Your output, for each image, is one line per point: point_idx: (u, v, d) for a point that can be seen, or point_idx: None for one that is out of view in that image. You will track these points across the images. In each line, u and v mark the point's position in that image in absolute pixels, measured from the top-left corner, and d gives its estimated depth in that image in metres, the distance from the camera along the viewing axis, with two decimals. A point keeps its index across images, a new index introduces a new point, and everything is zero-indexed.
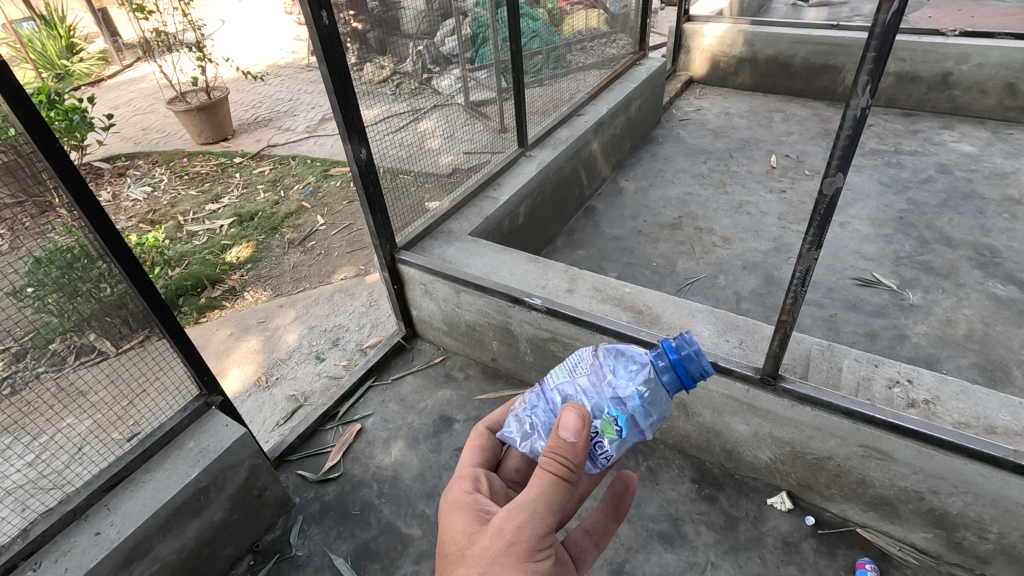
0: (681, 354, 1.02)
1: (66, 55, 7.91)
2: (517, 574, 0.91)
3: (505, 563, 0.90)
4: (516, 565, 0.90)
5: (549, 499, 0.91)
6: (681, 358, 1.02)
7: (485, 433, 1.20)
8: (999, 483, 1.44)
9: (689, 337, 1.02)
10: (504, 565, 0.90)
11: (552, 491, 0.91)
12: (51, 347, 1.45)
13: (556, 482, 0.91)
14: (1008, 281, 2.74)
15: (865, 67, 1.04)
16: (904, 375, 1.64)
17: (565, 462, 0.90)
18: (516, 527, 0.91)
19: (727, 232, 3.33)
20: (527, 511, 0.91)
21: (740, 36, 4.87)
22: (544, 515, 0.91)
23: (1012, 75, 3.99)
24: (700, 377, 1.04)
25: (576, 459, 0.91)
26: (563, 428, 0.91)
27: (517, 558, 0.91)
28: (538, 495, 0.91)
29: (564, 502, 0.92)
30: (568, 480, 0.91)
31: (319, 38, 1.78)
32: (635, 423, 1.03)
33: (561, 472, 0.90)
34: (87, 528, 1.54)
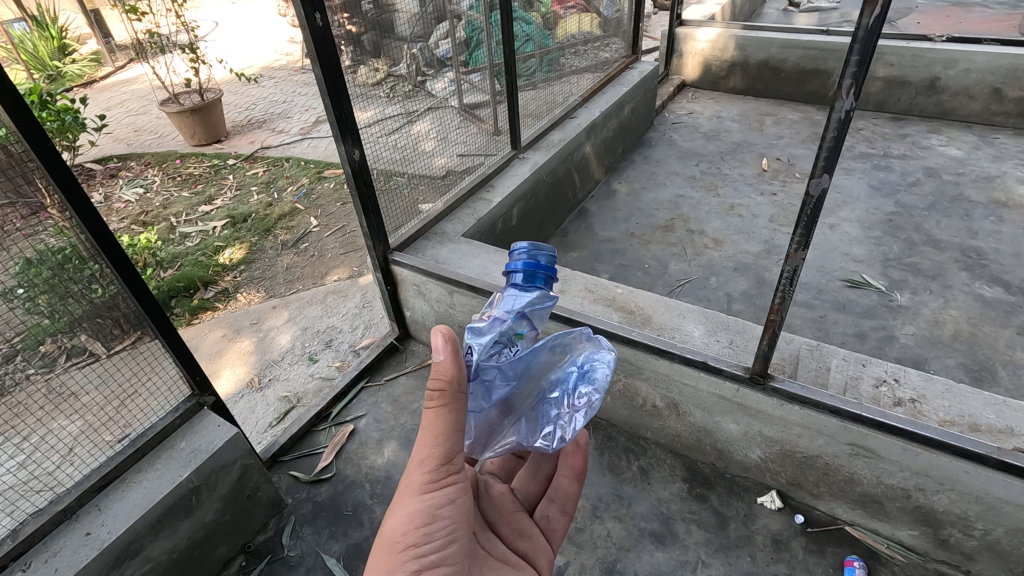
0: (522, 259, 1.11)
1: (58, 55, 7.86)
2: (425, 495, 1.00)
3: (409, 491, 1.00)
4: (418, 491, 1.00)
5: (434, 424, 0.99)
6: (525, 263, 1.10)
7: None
8: (983, 479, 1.46)
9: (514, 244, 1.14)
10: (408, 492, 1.00)
11: (435, 417, 0.98)
12: (40, 348, 1.44)
13: (438, 410, 0.97)
14: (994, 283, 2.78)
15: (849, 69, 1.06)
16: (890, 374, 1.67)
17: (440, 387, 0.96)
18: (420, 457, 1.00)
19: (719, 233, 3.36)
20: (423, 444, 1.00)
21: (732, 40, 4.91)
22: (432, 439, 0.99)
23: (998, 80, 4.05)
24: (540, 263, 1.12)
25: (449, 382, 0.96)
26: (433, 351, 0.96)
27: (419, 486, 1.00)
28: (426, 425, 0.99)
29: (451, 423, 0.99)
30: (446, 401, 0.97)
31: (314, 40, 1.79)
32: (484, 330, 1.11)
33: (437, 396, 0.97)
34: (78, 529, 1.54)
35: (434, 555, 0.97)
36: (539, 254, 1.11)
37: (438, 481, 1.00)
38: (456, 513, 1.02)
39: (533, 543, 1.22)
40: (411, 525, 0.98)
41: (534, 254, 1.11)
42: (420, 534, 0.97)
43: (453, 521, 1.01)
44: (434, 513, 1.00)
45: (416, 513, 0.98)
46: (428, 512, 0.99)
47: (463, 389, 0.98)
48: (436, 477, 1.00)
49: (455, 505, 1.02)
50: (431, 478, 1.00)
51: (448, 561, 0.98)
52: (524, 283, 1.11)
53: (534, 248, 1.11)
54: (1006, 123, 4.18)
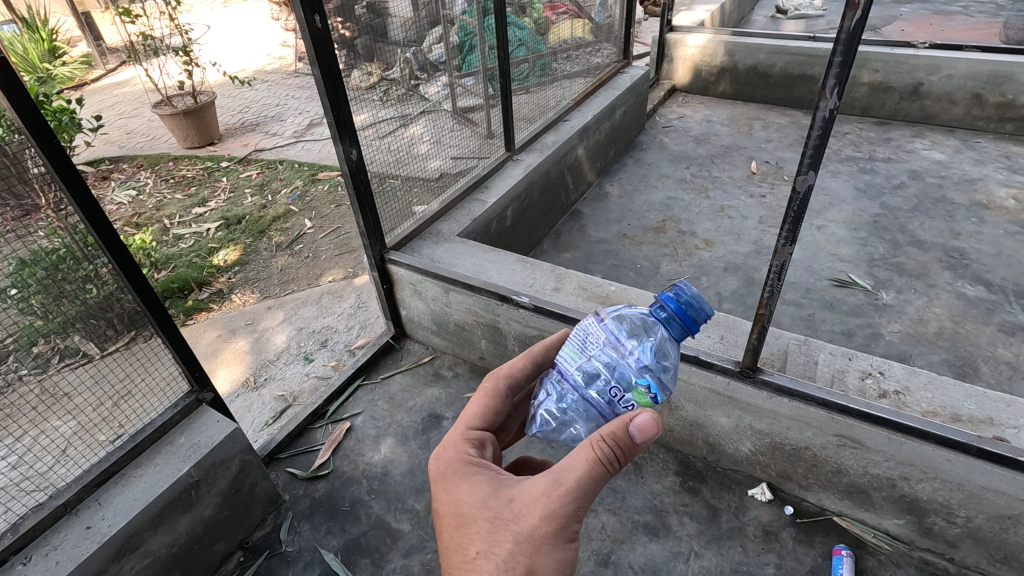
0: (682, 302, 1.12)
1: (48, 59, 7.57)
2: (568, 542, 1.00)
3: (556, 538, 0.99)
4: (567, 540, 1.00)
5: (598, 482, 0.98)
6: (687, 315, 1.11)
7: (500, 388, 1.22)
8: (964, 467, 1.51)
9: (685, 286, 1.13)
10: (561, 542, 0.99)
11: (608, 477, 0.98)
12: (34, 348, 1.49)
13: (614, 472, 0.98)
14: (976, 282, 2.85)
15: (832, 70, 1.11)
16: (876, 367, 1.72)
17: (626, 455, 0.98)
18: (574, 508, 0.98)
19: (709, 235, 3.42)
20: (578, 497, 0.98)
21: (721, 46, 4.99)
22: (590, 495, 0.99)
23: (979, 86, 4.16)
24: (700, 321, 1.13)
25: (634, 454, 0.99)
26: (638, 420, 0.97)
27: (569, 534, 0.99)
28: (589, 481, 0.98)
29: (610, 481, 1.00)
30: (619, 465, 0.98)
31: (312, 41, 1.83)
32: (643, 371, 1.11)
33: (614, 459, 0.97)
34: (78, 523, 1.54)
35: None
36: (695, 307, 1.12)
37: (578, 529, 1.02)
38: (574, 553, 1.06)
39: None
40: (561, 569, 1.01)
41: (692, 304, 1.12)
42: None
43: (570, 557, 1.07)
44: (573, 558, 1.03)
45: (567, 560, 1.00)
46: (570, 560, 1.01)
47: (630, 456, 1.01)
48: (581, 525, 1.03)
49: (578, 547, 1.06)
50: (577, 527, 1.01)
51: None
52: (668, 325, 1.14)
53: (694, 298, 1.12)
54: (988, 127, 4.28)
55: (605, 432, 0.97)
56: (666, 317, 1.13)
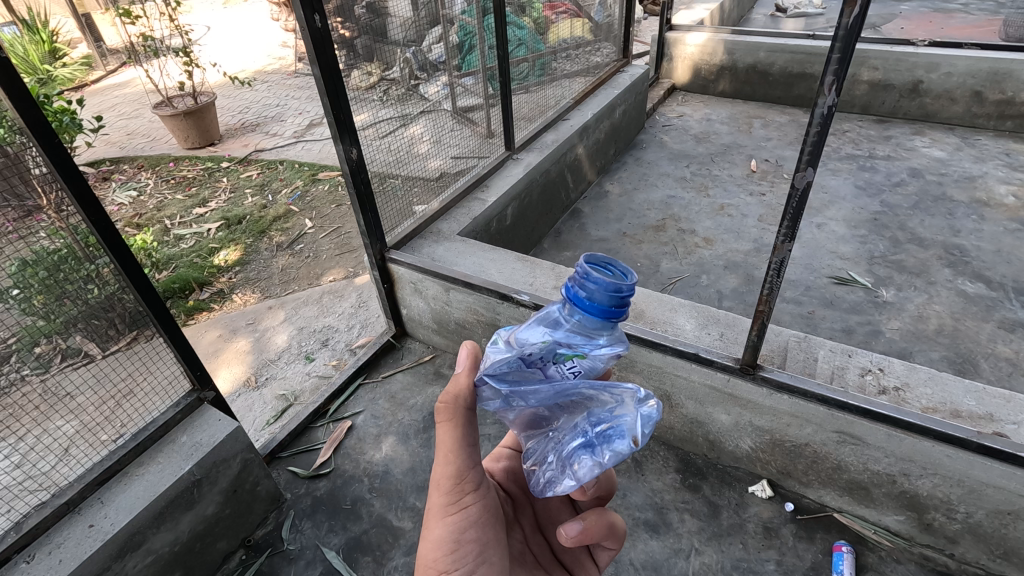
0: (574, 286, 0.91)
1: (48, 59, 7.56)
2: (447, 517, 0.99)
3: (433, 515, 1.00)
4: (439, 514, 0.99)
5: (444, 442, 1.01)
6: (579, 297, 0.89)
7: None
8: (964, 463, 1.52)
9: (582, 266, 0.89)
10: (430, 517, 0.99)
11: (443, 433, 1.01)
12: (35, 350, 1.47)
13: (447, 426, 1.00)
14: (976, 279, 2.85)
15: (831, 67, 1.11)
16: (875, 364, 1.72)
17: (444, 402, 1.00)
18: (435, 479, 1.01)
19: (709, 233, 3.42)
20: (436, 464, 1.02)
21: (721, 45, 4.99)
22: (443, 461, 1.01)
23: (978, 84, 4.16)
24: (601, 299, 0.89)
25: (456, 397, 1.00)
26: (450, 368, 1.04)
27: (440, 507, 0.99)
28: (438, 442, 1.02)
29: (457, 438, 1.00)
30: (448, 416, 1.00)
31: (312, 40, 1.84)
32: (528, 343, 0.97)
33: (441, 412, 1.00)
34: (81, 521, 1.55)
35: None
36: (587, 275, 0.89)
37: (457, 501, 1.00)
38: (480, 533, 1.00)
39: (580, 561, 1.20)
40: (438, 549, 0.97)
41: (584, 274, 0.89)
42: (448, 558, 0.96)
43: (477, 542, 0.99)
44: (458, 536, 0.98)
45: (440, 537, 0.97)
46: (452, 536, 0.98)
47: (471, 404, 1.01)
48: (455, 496, 1.00)
49: (478, 525, 1.00)
50: (450, 498, 0.99)
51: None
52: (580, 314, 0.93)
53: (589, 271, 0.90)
54: (987, 125, 4.29)
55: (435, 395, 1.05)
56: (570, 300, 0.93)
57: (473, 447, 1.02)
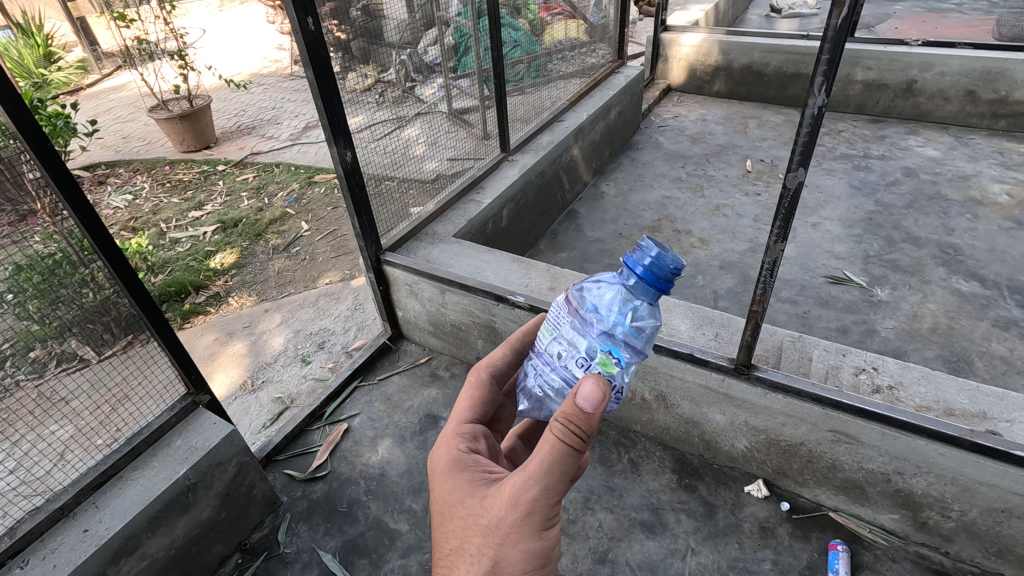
0: (648, 269, 1.05)
1: (44, 63, 7.55)
2: (544, 532, 1.01)
3: (527, 527, 0.99)
4: (537, 531, 1.00)
5: (564, 463, 0.97)
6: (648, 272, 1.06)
7: (486, 378, 1.27)
8: (957, 461, 1.52)
9: (651, 248, 1.05)
10: (529, 532, 0.99)
11: (572, 460, 0.97)
12: (30, 355, 1.46)
13: (577, 452, 0.97)
14: (970, 277, 2.86)
15: (820, 68, 1.12)
16: (869, 363, 1.73)
17: (583, 431, 0.96)
18: (537, 493, 0.98)
19: (705, 233, 3.42)
20: (544, 481, 0.98)
21: (716, 45, 5.00)
22: (558, 481, 0.98)
23: (972, 83, 4.17)
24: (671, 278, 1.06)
25: (593, 429, 0.96)
26: (585, 398, 0.95)
27: (540, 523, 0.99)
28: (555, 462, 0.97)
29: (579, 463, 0.98)
30: (586, 445, 0.97)
31: (306, 43, 1.83)
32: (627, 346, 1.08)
33: (578, 438, 0.96)
34: (76, 526, 1.55)
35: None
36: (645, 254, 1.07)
37: (553, 517, 1.02)
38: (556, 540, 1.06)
39: None
40: (530, 562, 1.01)
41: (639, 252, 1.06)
42: (539, 568, 1.02)
43: (557, 551, 1.06)
44: (548, 552, 1.02)
45: (536, 553, 1.00)
46: (545, 550, 1.01)
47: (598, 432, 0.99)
48: (556, 516, 1.01)
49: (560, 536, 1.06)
50: (550, 515, 1.00)
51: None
52: (637, 288, 1.09)
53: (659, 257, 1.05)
54: (981, 124, 4.30)
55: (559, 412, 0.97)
56: (634, 281, 1.08)
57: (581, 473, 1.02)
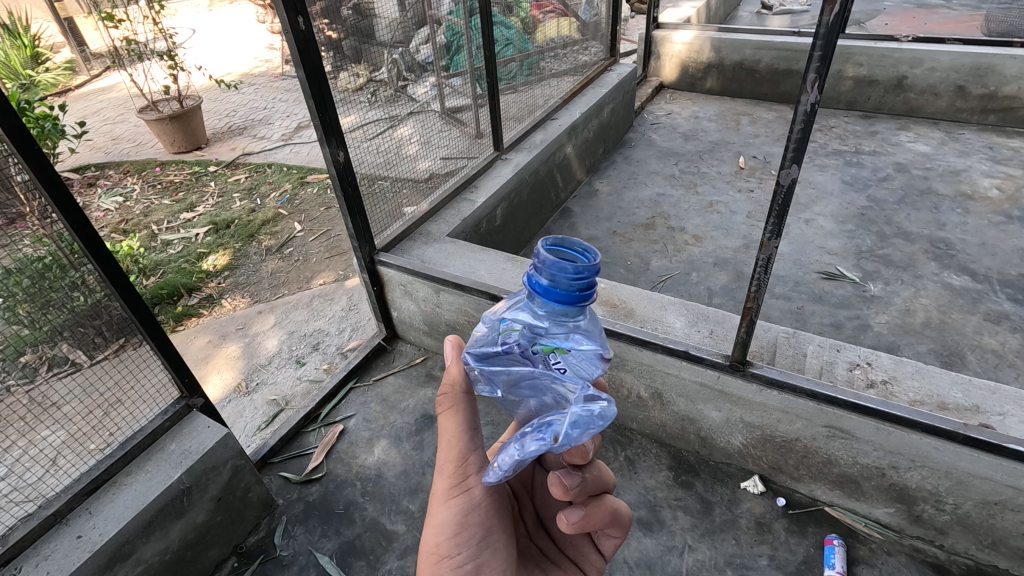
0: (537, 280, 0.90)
1: (31, 65, 7.48)
2: (450, 501, 1.01)
3: (438, 500, 1.02)
4: (444, 498, 1.01)
5: (446, 428, 1.04)
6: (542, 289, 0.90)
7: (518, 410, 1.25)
8: (951, 455, 1.53)
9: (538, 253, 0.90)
10: (435, 502, 1.01)
11: (446, 421, 1.04)
12: (21, 359, 1.46)
13: (450, 413, 1.04)
14: (962, 272, 2.88)
15: (813, 65, 1.12)
16: (863, 358, 1.74)
17: (445, 394, 1.06)
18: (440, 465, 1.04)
19: (698, 231, 3.43)
20: (441, 452, 1.05)
21: (707, 43, 5.02)
22: (449, 448, 1.03)
23: (962, 78, 4.20)
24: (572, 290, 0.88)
25: (454, 385, 1.06)
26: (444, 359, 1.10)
27: (444, 492, 1.02)
28: (442, 431, 1.05)
29: (459, 423, 1.04)
30: (450, 404, 1.05)
31: (296, 43, 1.82)
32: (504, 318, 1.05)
33: (444, 400, 1.05)
34: (69, 532, 1.53)
35: (469, 564, 0.97)
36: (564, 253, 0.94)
37: (460, 486, 1.01)
38: (485, 519, 1.02)
39: (583, 554, 1.18)
40: (441, 532, 0.99)
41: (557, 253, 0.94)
42: (452, 540, 0.98)
43: (482, 525, 1.01)
44: (462, 519, 1.00)
45: (445, 521, 0.99)
46: (456, 519, 1.00)
47: (469, 392, 1.06)
48: (460, 481, 1.02)
49: (481, 509, 1.02)
50: (454, 482, 1.02)
51: (486, 567, 0.99)
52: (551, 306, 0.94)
53: (550, 270, 0.87)
54: (971, 119, 4.33)
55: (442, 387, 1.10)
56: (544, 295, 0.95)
57: (476, 434, 1.05)
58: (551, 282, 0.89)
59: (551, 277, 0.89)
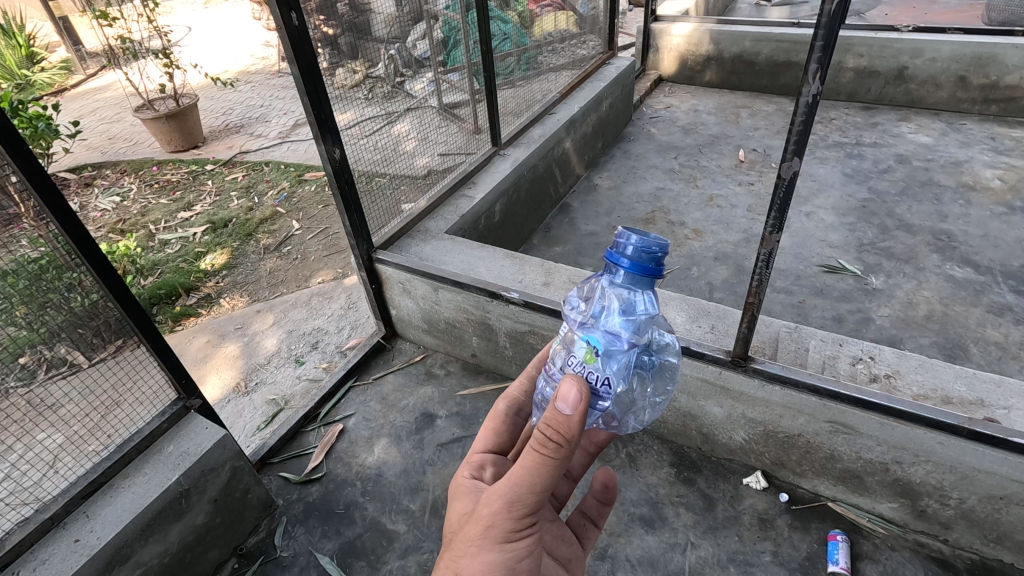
0: (629, 259, 1.00)
1: (26, 65, 7.45)
2: (505, 544, 0.99)
3: (493, 540, 0.98)
4: (500, 542, 0.98)
5: (534, 473, 0.95)
6: (633, 263, 1.00)
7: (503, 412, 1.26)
8: (956, 449, 1.52)
9: (625, 235, 1.01)
10: (492, 542, 0.98)
11: (538, 471, 0.94)
12: (19, 360, 1.46)
13: (547, 462, 0.94)
14: (964, 264, 2.86)
15: (814, 55, 1.10)
16: (866, 352, 1.72)
17: (557, 442, 0.92)
18: (505, 503, 0.97)
19: (698, 225, 3.41)
20: (512, 491, 0.97)
21: (706, 35, 4.98)
22: (526, 494, 0.96)
23: (963, 68, 4.17)
24: (660, 262, 1.02)
25: (568, 440, 0.92)
26: (562, 401, 0.93)
27: (502, 534, 0.98)
28: (524, 475, 0.96)
29: (548, 476, 0.95)
30: (555, 455, 0.93)
31: (291, 39, 1.79)
32: (612, 338, 1.01)
33: (549, 448, 0.93)
34: (66, 536, 1.52)
35: None
36: (651, 251, 1.00)
37: (519, 532, 0.99)
38: (530, 563, 1.02)
39: (575, 551, 1.26)
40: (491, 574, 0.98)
41: (645, 251, 1.00)
42: None
43: (528, 570, 1.02)
44: (514, 565, 0.99)
45: (497, 564, 0.98)
46: (509, 562, 0.99)
47: (577, 446, 0.95)
48: (520, 527, 0.99)
49: (533, 556, 1.02)
50: (514, 527, 0.98)
51: None
52: (630, 283, 1.04)
53: (642, 245, 1.00)
54: (972, 109, 4.30)
55: (540, 421, 0.94)
56: (623, 276, 1.03)
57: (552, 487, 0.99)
58: (636, 257, 1.00)
59: (638, 256, 1.00)
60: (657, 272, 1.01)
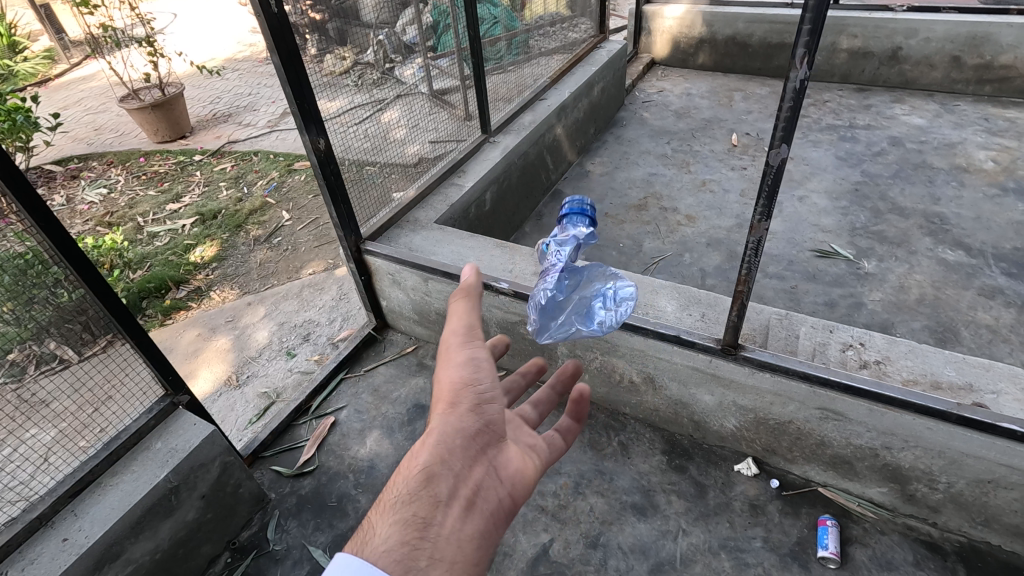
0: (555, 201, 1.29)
1: (8, 54, 7.31)
2: (459, 399, 0.89)
3: (444, 397, 0.89)
4: (453, 393, 0.89)
5: (456, 322, 0.98)
6: None
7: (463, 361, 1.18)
8: (945, 435, 1.52)
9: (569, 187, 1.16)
10: (444, 394, 0.89)
11: (457, 311, 0.99)
12: (7, 356, 1.46)
13: (462, 304, 1.00)
14: (956, 247, 2.86)
15: (802, 39, 1.07)
16: (856, 339, 1.72)
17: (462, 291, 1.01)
18: (444, 359, 0.94)
19: (691, 210, 3.39)
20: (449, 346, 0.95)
21: (699, 17, 4.91)
22: (459, 344, 0.96)
23: (957, 48, 4.13)
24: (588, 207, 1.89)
25: (472, 283, 1.03)
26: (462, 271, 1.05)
27: (453, 385, 0.90)
28: (451, 324, 0.98)
29: (473, 320, 0.99)
30: (467, 299, 1.00)
31: (271, 27, 1.74)
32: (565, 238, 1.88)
33: (460, 296, 1.01)
34: (55, 535, 1.51)
35: (487, 470, 0.85)
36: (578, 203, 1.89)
37: (470, 384, 0.91)
38: (495, 429, 0.90)
39: None
40: (454, 432, 0.85)
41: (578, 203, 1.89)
42: (467, 440, 0.85)
43: (494, 434, 0.90)
44: (476, 420, 0.88)
45: (459, 420, 0.86)
46: (469, 418, 0.88)
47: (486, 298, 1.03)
48: (469, 385, 0.91)
49: (494, 415, 0.91)
50: (461, 380, 0.91)
51: (502, 480, 0.86)
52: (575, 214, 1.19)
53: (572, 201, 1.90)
54: (967, 90, 4.26)
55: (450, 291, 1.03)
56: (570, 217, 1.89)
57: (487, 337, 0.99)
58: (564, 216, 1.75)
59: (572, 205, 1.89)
60: (586, 215, 1.88)
